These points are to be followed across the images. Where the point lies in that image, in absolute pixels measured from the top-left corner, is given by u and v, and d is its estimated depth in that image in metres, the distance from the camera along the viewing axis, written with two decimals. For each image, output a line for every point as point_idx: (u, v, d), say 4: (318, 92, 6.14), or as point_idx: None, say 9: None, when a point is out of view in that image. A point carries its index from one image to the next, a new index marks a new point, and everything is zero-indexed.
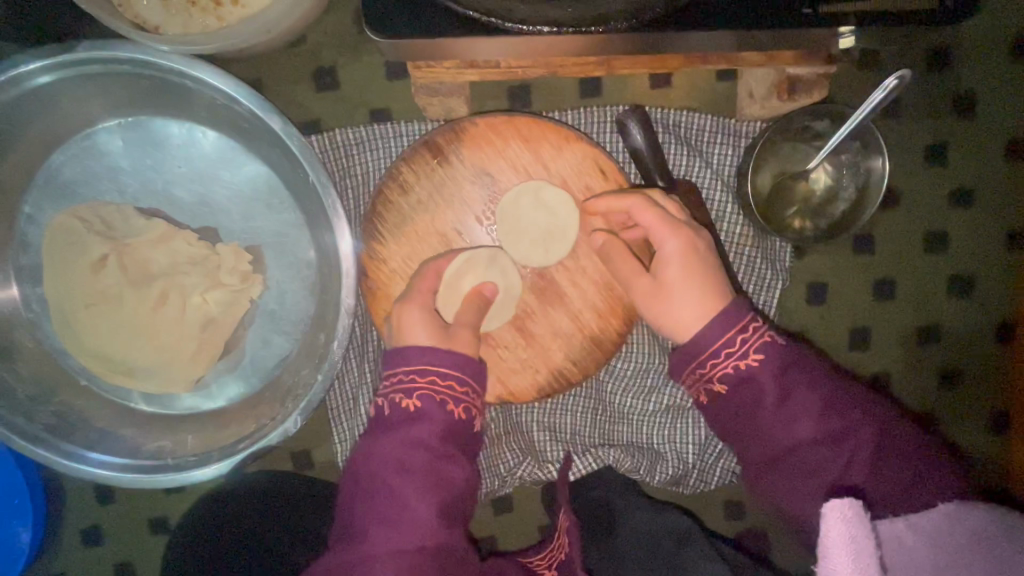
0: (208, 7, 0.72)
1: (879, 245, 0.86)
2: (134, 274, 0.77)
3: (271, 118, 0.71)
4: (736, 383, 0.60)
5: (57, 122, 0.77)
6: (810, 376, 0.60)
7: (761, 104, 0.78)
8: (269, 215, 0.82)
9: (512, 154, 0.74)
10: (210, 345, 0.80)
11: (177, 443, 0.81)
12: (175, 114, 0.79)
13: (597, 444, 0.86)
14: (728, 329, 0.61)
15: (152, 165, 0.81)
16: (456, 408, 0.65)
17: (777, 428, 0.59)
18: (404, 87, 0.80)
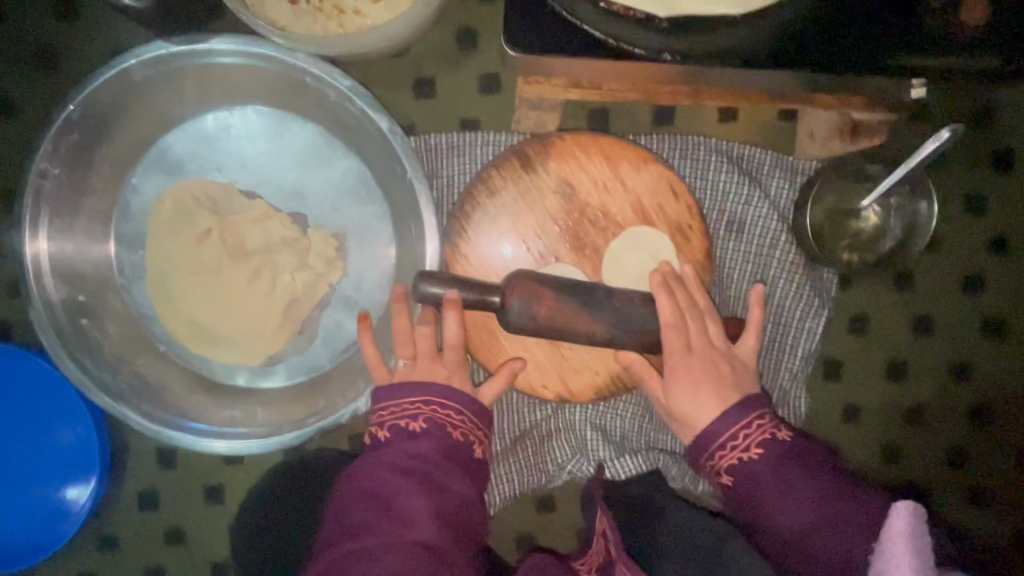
0: (333, 14, 0.79)
1: (918, 284, 0.92)
2: (233, 249, 0.83)
3: (379, 118, 0.79)
4: (737, 474, 0.67)
5: (178, 104, 0.85)
6: (812, 471, 0.65)
7: (823, 143, 0.88)
8: (356, 207, 0.88)
9: (593, 169, 0.81)
10: (292, 322, 0.85)
11: (247, 414, 0.85)
12: (283, 107, 0.87)
13: (644, 450, 0.89)
14: (734, 420, 0.68)
15: (256, 152, 0.87)
16: (457, 432, 0.69)
17: (777, 513, 0.64)
18: (495, 101, 0.87)
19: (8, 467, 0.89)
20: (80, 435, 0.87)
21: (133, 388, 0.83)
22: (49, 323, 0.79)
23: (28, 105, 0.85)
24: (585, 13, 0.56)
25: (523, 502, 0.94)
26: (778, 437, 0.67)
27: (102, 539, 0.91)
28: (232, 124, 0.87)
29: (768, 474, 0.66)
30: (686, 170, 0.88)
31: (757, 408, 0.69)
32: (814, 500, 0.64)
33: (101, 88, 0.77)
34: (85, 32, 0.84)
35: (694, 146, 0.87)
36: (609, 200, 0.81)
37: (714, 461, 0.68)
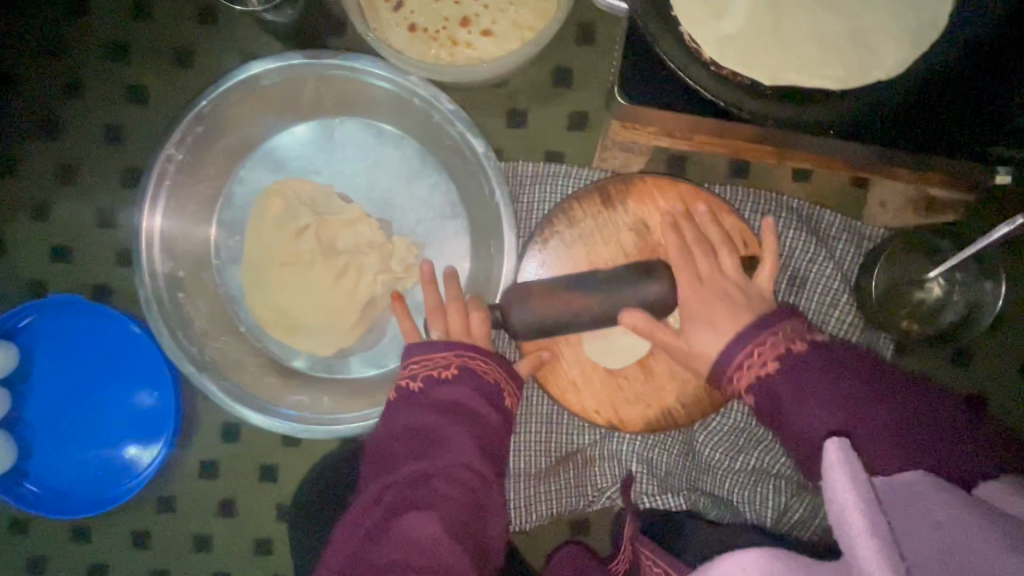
0: (446, 44, 0.86)
1: (974, 362, 0.93)
2: (326, 246, 0.89)
3: (477, 142, 0.85)
4: (763, 392, 0.60)
5: (292, 108, 0.92)
6: (834, 377, 0.58)
7: (894, 214, 0.91)
8: (438, 220, 0.94)
9: (669, 212, 0.85)
10: (366, 320, 0.91)
11: (314, 401, 0.90)
12: (386, 123, 0.94)
13: (686, 488, 0.91)
14: (747, 342, 0.62)
15: (354, 159, 0.94)
16: (489, 376, 0.69)
17: (801, 419, 0.58)
18: (581, 138, 0.92)
19: (89, 420, 0.95)
20: (161, 399, 0.95)
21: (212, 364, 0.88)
22: (151, 293, 0.85)
23: (162, 95, 0.94)
24: (695, 71, 0.61)
25: (558, 523, 0.96)
26: (795, 350, 0.60)
27: (161, 500, 0.97)
28: (335, 132, 0.94)
29: (791, 386, 0.59)
30: (757, 223, 0.91)
31: (772, 325, 0.62)
32: (834, 398, 0.57)
33: (226, 90, 0.85)
34: (220, 35, 0.93)
35: (766, 201, 0.91)
36: None
37: (734, 384, 0.63)
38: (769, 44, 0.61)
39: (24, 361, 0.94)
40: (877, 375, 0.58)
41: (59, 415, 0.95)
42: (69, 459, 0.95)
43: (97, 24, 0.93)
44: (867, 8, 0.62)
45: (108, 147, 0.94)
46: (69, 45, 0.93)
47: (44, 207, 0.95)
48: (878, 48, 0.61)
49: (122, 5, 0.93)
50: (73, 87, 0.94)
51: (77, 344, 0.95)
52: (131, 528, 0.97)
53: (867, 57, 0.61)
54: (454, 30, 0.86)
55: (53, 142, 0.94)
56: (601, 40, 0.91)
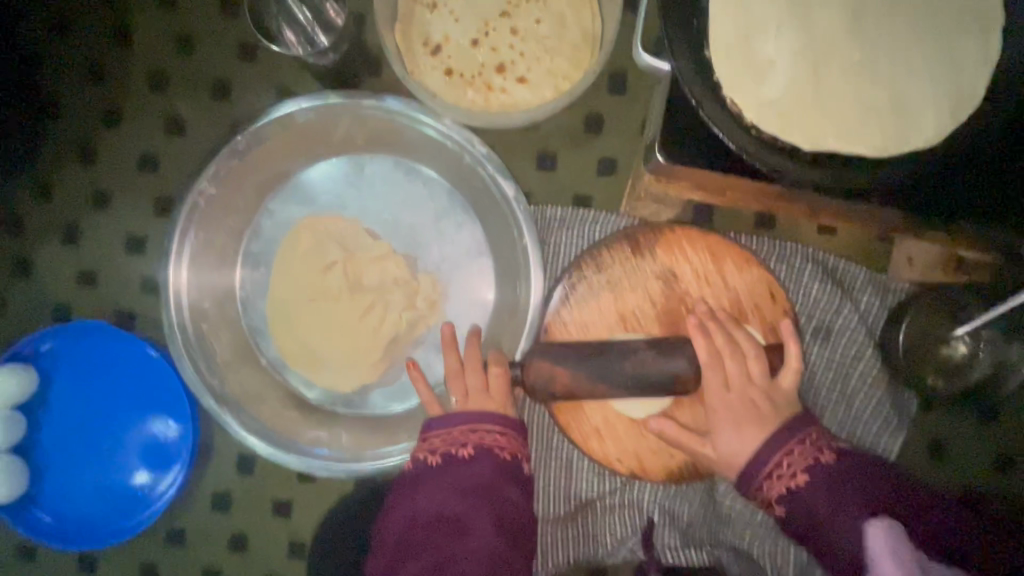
0: (482, 89, 0.88)
1: (1000, 421, 0.92)
2: (354, 282, 0.89)
3: (508, 185, 0.86)
4: (793, 502, 0.70)
5: (324, 144, 0.93)
6: (856, 484, 0.70)
7: (922, 270, 0.90)
8: (465, 259, 0.94)
9: (697, 262, 0.85)
10: (390, 357, 0.90)
11: (333, 437, 0.90)
12: (419, 162, 0.94)
13: (707, 542, 0.89)
14: (778, 448, 0.72)
15: (383, 197, 0.94)
16: (506, 450, 0.74)
17: (841, 528, 0.68)
18: (610, 183, 0.93)
19: (103, 449, 0.94)
20: (178, 429, 0.94)
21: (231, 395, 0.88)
22: (175, 323, 0.86)
23: (198, 127, 0.95)
24: (737, 134, 0.62)
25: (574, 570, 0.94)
26: (820, 460, 0.71)
27: (170, 532, 0.95)
28: (365, 169, 0.94)
29: (818, 497, 0.69)
30: (782, 274, 0.91)
31: (799, 433, 0.73)
32: (860, 511, 0.68)
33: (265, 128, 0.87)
34: (259, 71, 0.95)
35: (792, 253, 0.91)
36: (708, 293, 0.85)
37: (763, 491, 0.72)
38: (810, 110, 0.62)
39: (44, 385, 0.94)
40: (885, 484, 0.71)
41: (74, 441, 0.94)
42: (81, 487, 0.94)
43: (140, 59, 0.95)
44: (907, 79, 0.63)
45: (141, 175, 0.95)
46: (111, 79, 0.95)
47: (74, 231, 0.95)
48: (918, 119, 0.62)
49: (165, 39, 0.95)
50: (113, 116, 0.95)
51: (97, 370, 0.94)
52: (138, 560, 0.95)
53: (907, 129, 0.62)
54: (490, 76, 0.88)
55: (88, 168, 0.95)
56: (633, 89, 0.93)
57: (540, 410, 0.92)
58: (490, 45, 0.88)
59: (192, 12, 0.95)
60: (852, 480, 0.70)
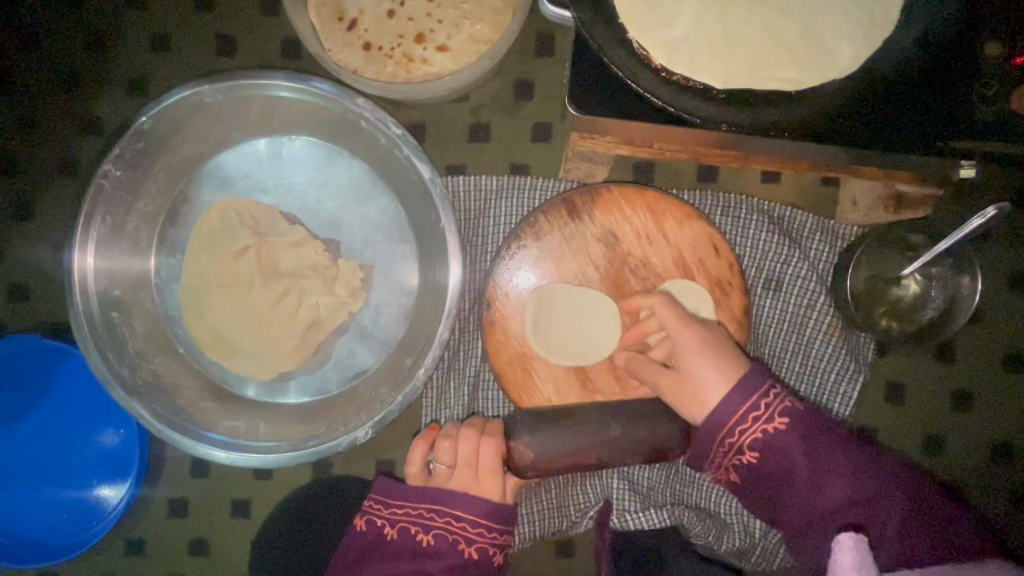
0: (402, 61, 0.85)
1: (958, 356, 0.91)
2: (266, 268, 0.87)
3: (422, 165, 0.83)
4: (766, 447, 0.66)
5: (240, 128, 0.90)
6: (837, 441, 0.67)
7: (866, 211, 0.89)
8: (387, 243, 0.92)
9: (637, 221, 0.83)
10: (307, 344, 0.88)
11: (250, 427, 0.87)
12: (340, 146, 0.91)
13: (669, 503, 0.88)
14: (750, 392, 0.66)
15: (304, 178, 0.91)
16: (471, 547, 0.73)
17: (813, 495, 0.66)
18: (545, 149, 0.91)
19: (55, 464, 0.92)
20: (127, 436, 0.92)
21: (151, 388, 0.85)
22: (82, 315, 0.82)
23: (117, 125, 0.92)
24: (645, 78, 0.59)
25: (544, 544, 0.93)
26: (790, 404, 0.67)
27: (129, 542, 0.93)
28: (283, 149, 0.91)
29: (794, 441, 0.66)
30: (726, 228, 0.89)
31: (766, 374, 0.68)
32: (852, 479, 0.65)
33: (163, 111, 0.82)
34: (176, 64, 0.92)
35: (736, 204, 0.89)
36: (651, 252, 0.83)
37: (726, 446, 0.67)
38: (721, 49, 0.60)
39: None
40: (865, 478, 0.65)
41: (20, 457, 0.91)
42: (34, 506, 0.91)
43: (48, 60, 0.91)
44: (816, 9, 0.62)
45: (65, 181, 0.92)
46: (20, 84, 0.91)
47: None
48: (833, 49, 0.61)
49: (74, 36, 0.91)
50: (27, 124, 0.91)
51: (37, 384, 0.91)
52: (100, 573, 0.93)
53: (824, 60, 0.61)
54: (409, 47, 0.85)
55: (6, 178, 0.91)
56: (560, 51, 0.91)
57: (494, 386, 0.89)
58: (407, 15, 0.85)
59: (99, 6, 0.92)
60: (824, 429, 0.67)
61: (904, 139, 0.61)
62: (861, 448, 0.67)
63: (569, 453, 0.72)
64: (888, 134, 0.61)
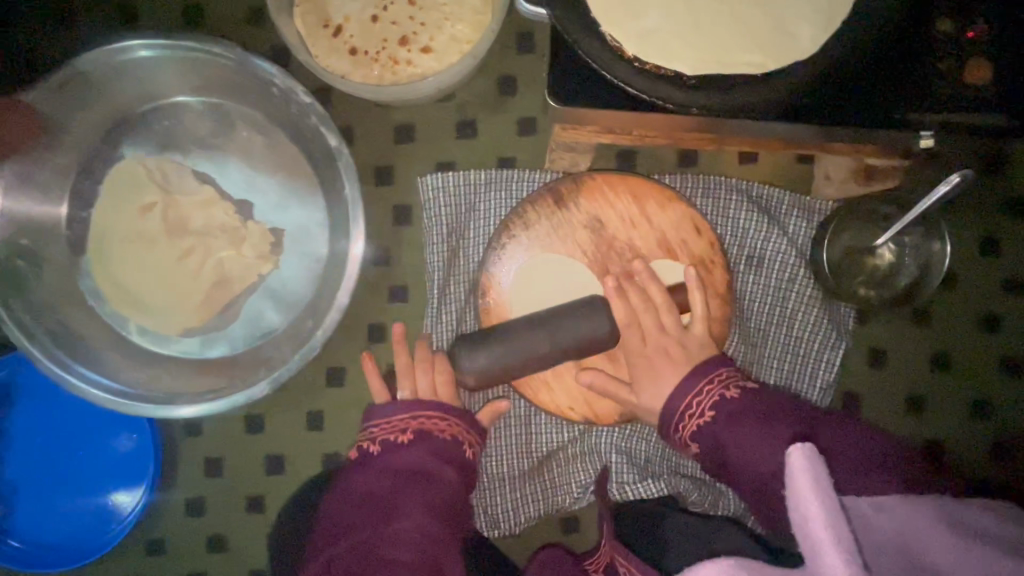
0: (388, 64, 0.88)
1: (934, 320, 0.95)
2: (172, 224, 0.87)
3: (330, 135, 0.85)
4: (701, 438, 0.69)
5: (149, 86, 0.89)
6: (760, 420, 0.66)
7: (839, 185, 0.91)
8: (291, 205, 0.92)
9: (620, 207, 0.87)
10: (211, 303, 0.88)
11: (153, 377, 0.86)
12: (249, 106, 0.92)
13: (667, 474, 0.92)
14: (689, 388, 0.72)
15: (212, 137, 0.92)
16: (444, 433, 0.78)
17: (761, 455, 0.63)
18: (530, 142, 0.95)
19: (71, 471, 0.95)
20: (140, 441, 0.95)
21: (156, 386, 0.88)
22: None
23: None
24: (619, 69, 0.63)
25: (549, 522, 0.97)
26: (727, 396, 0.69)
27: (149, 543, 0.96)
28: (191, 109, 0.92)
29: (724, 430, 0.67)
30: (707, 209, 0.93)
31: (713, 370, 0.73)
32: (766, 437, 0.64)
33: (89, 65, 0.81)
34: None
35: (716, 186, 0.93)
36: (636, 236, 0.87)
37: (680, 433, 0.71)
38: (689, 38, 0.64)
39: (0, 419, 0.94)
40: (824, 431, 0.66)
41: (38, 466, 0.95)
42: (54, 512, 0.94)
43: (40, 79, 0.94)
44: None
45: None
46: None
47: None
48: (796, 32, 0.64)
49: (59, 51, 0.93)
50: None
51: (53, 396, 0.95)
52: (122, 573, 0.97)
53: (788, 43, 0.64)
54: (394, 50, 0.88)
55: None
56: (540, 47, 0.94)
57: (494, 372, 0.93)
58: (390, 19, 0.88)
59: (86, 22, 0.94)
60: (762, 404, 0.68)
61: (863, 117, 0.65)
62: (800, 408, 0.69)
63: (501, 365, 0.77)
64: (844, 111, 0.65)
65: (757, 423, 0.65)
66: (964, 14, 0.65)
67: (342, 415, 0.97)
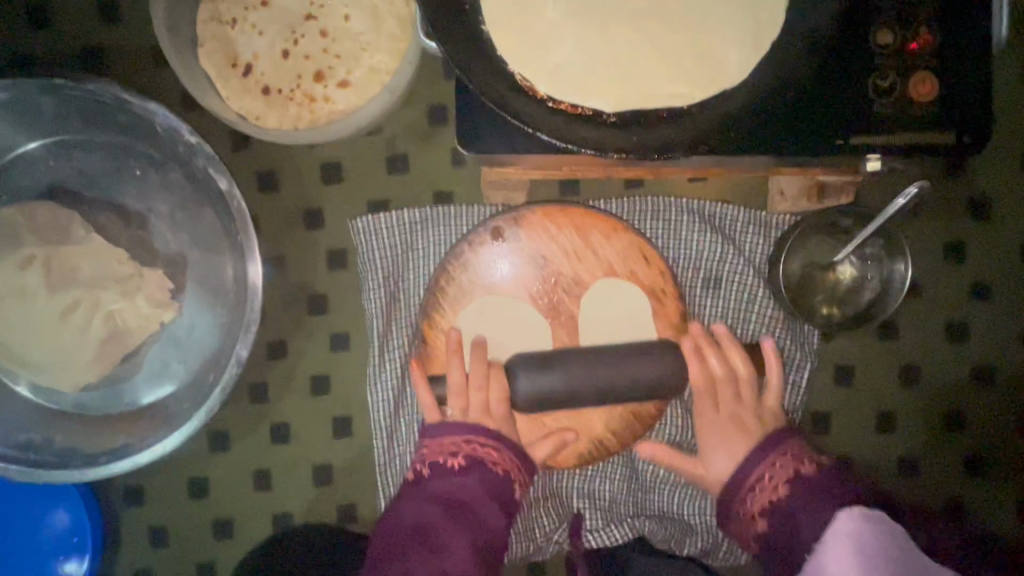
0: (304, 102, 0.81)
1: (902, 333, 0.91)
2: (57, 276, 0.81)
3: (220, 177, 0.80)
4: (770, 521, 0.65)
5: (28, 132, 0.84)
6: (830, 491, 0.63)
7: (791, 202, 0.88)
8: (194, 249, 0.88)
9: (563, 240, 0.81)
10: (109, 357, 0.83)
11: (47, 439, 0.85)
12: (140, 146, 0.87)
13: (632, 513, 0.89)
14: (757, 463, 0.69)
15: (102, 181, 0.87)
16: (499, 467, 0.70)
17: (813, 530, 0.60)
18: (467, 173, 0.89)
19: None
20: (69, 520, 0.89)
21: (84, 459, 0.84)
22: None
23: None
24: (530, 112, 0.58)
25: (514, 567, 0.93)
26: (800, 470, 0.66)
27: None
28: (75, 152, 0.86)
29: (797, 505, 0.63)
30: (657, 232, 0.88)
31: (781, 445, 0.70)
32: (838, 509, 0.61)
33: None
34: None
35: (665, 208, 0.88)
36: (581, 269, 0.81)
37: (751, 524, 0.67)
38: (606, 72, 0.59)
39: None
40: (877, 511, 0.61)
41: None
42: None
43: None
44: (703, 22, 0.61)
45: None
46: None
47: None
48: (721, 59, 0.60)
49: None
50: None
51: None
52: None
53: (714, 72, 0.59)
54: (309, 86, 0.81)
55: None
56: None
57: None
58: (302, 53, 0.81)
59: None
60: (827, 483, 0.64)
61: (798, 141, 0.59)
62: (855, 486, 0.64)
63: (569, 391, 0.66)
64: (780, 138, 0.59)
65: (811, 497, 0.63)
66: (906, 21, 0.59)
67: (290, 474, 0.92)
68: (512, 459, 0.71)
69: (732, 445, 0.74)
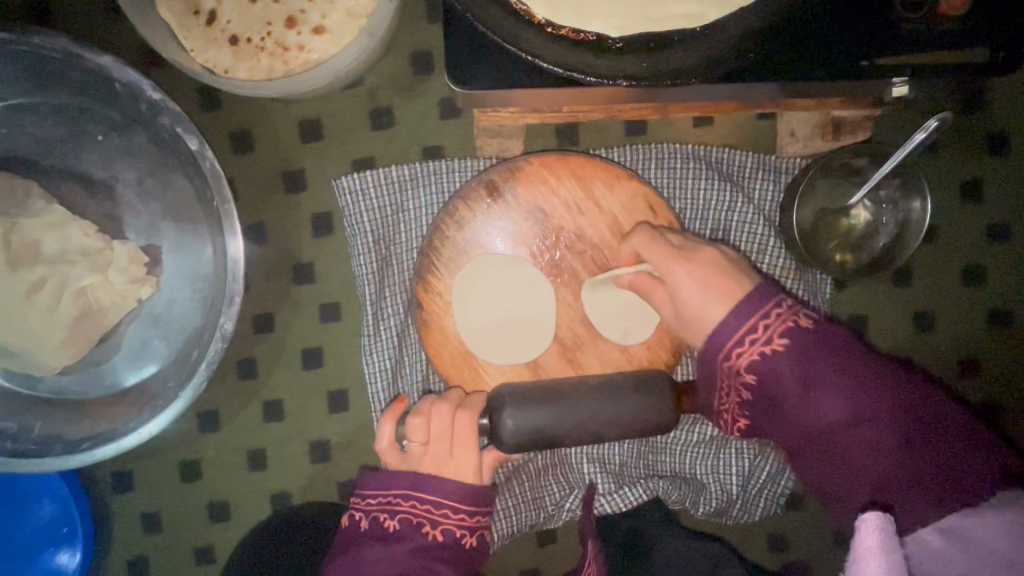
0: (276, 52, 0.74)
1: (916, 278, 0.87)
2: (16, 253, 0.72)
3: (189, 138, 0.73)
4: (760, 371, 0.58)
5: None
6: (836, 359, 0.56)
7: (805, 143, 0.82)
8: (169, 218, 0.83)
9: (565, 192, 0.76)
10: (83, 337, 0.77)
11: (23, 427, 0.79)
12: (101, 108, 0.80)
13: (644, 476, 0.86)
14: (746, 315, 0.59)
15: (61, 147, 0.80)
16: (438, 525, 0.65)
17: (804, 412, 0.57)
18: (457, 126, 0.83)
19: None
20: (54, 511, 0.84)
21: (65, 447, 0.79)
22: None
23: None
24: (527, 38, 0.53)
25: (523, 535, 0.90)
26: (801, 323, 0.58)
27: None
28: (27, 116, 0.79)
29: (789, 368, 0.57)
30: (662, 181, 0.83)
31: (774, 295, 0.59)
32: (850, 391, 0.55)
33: None
34: None
35: (670, 154, 0.83)
36: (584, 223, 0.76)
37: (731, 361, 0.59)
38: None
39: None
40: (904, 416, 0.54)
41: None
42: None
43: None
44: None
45: None
46: None
47: None
48: None
49: None
50: None
51: None
52: None
53: None
54: (281, 34, 0.74)
55: None
56: None
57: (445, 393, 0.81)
58: None
59: None
60: (840, 355, 0.57)
61: (814, 65, 0.55)
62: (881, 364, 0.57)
63: (552, 426, 0.62)
64: (795, 61, 0.56)
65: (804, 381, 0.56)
66: None
67: (285, 452, 0.88)
68: (458, 503, 0.66)
69: (717, 280, 0.61)
